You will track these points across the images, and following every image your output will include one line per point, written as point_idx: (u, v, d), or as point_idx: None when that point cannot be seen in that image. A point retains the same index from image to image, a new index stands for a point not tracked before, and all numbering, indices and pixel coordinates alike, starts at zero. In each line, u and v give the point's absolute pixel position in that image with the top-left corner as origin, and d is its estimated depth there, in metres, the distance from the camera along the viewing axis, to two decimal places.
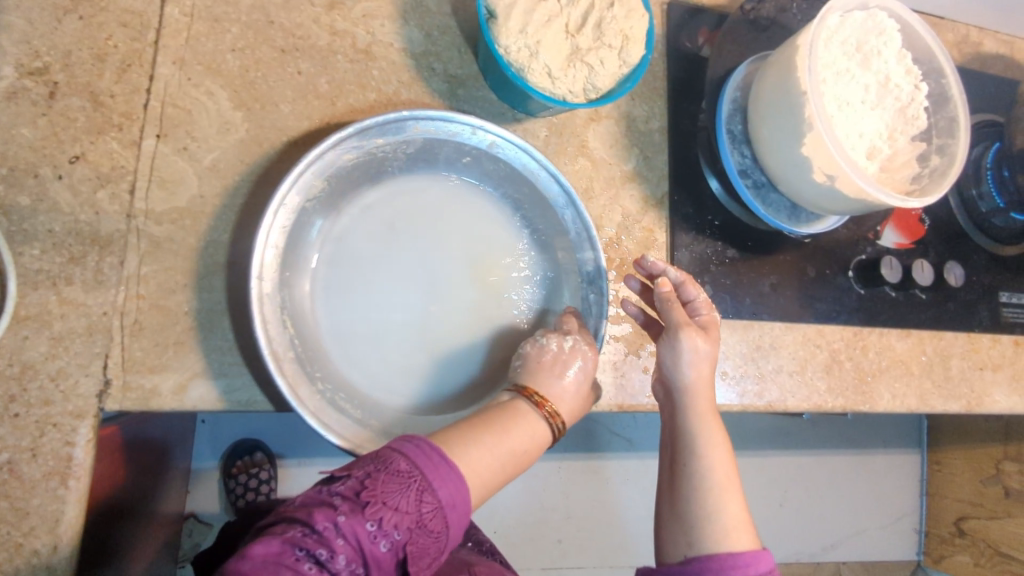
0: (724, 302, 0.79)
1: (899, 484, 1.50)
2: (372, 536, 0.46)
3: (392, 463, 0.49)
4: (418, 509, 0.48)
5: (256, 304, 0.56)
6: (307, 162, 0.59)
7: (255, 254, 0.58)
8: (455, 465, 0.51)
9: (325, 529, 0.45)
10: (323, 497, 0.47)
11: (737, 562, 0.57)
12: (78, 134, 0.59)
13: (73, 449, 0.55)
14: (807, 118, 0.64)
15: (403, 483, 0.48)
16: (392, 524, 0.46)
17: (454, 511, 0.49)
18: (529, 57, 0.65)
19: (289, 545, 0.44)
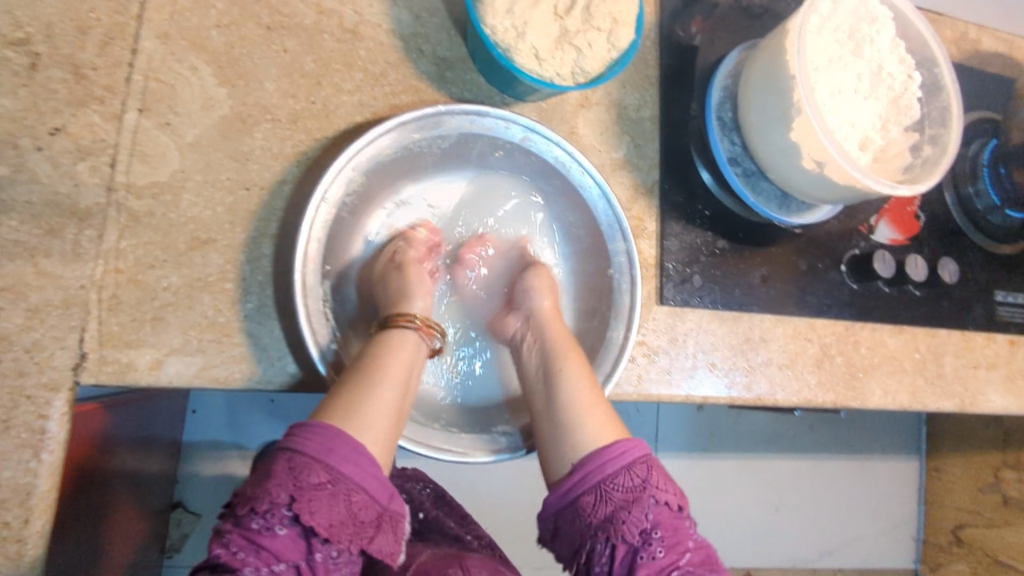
0: (712, 293, 0.78)
1: (896, 490, 1.49)
2: (264, 530, 0.47)
3: (258, 458, 0.50)
4: (293, 480, 0.48)
5: (298, 297, 0.56)
6: (348, 155, 0.59)
7: (299, 246, 0.57)
8: (322, 422, 0.51)
9: (219, 556, 0.47)
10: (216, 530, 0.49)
11: (614, 451, 0.57)
12: (59, 106, 0.58)
13: (46, 422, 0.54)
14: (796, 103, 0.63)
15: (267, 467, 0.49)
16: (272, 508, 0.47)
17: (333, 455, 0.50)
18: (516, 37, 0.64)
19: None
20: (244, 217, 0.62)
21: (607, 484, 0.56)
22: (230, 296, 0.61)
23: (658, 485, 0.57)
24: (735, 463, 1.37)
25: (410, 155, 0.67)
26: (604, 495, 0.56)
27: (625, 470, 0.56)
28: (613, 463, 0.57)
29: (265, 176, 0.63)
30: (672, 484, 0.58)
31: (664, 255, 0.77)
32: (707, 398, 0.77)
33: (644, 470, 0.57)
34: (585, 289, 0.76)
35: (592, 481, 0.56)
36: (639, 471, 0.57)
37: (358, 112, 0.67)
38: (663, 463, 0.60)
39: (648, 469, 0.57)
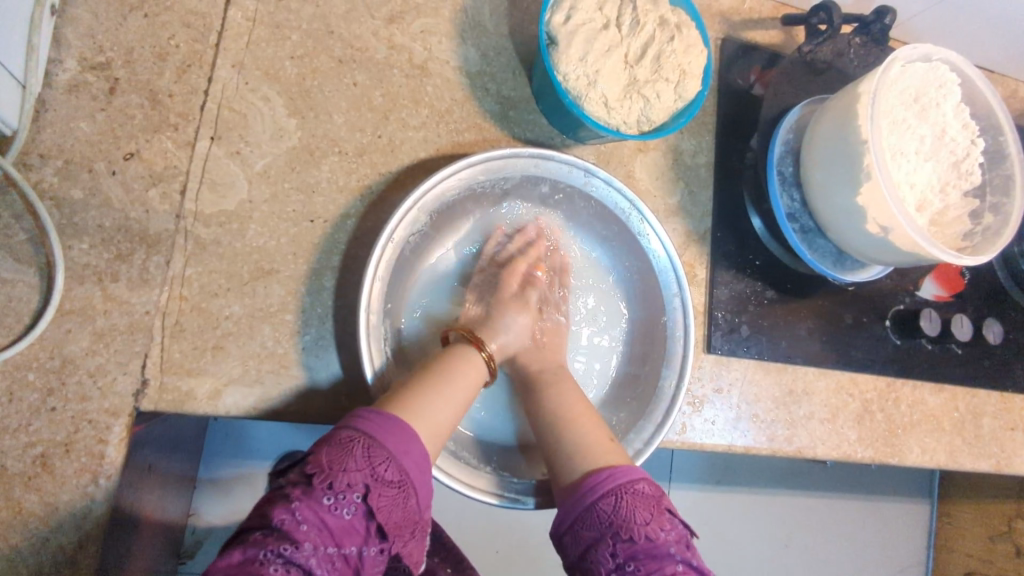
0: (760, 343, 0.78)
1: (909, 535, 1.44)
2: (331, 509, 0.49)
3: (335, 436, 0.51)
4: (372, 467, 0.50)
5: (364, 339, 0.56)
6: (415, 198, 0.60)
7: (365, 288, 0.57)
8: (397, 419, 0.52)
9: (284, 521, 0.48)
10: (280, 495, 0.50)
11: (582, 487, 0.58)
12: (135, 131, 0.59)
13: (105, 447, 0.54)
14: (865, 166, 0.64)
15: (348, 449, 0.50)
16: (348, 491, 0.49)
17: (407, 456, 0.51)
18: (587, 85, 0.64)
19: (253, 551, 0.47)
20: (307, 249, 0.62)
21: (579, 524, 0.58)
22: (289, 328, 0.61)
23: (629, 518, 0.57)
24: (747, 498, 1.32)
25: (472, 194, 0.68)
26: (578, 535, 0.58)
27: (591, 508, 0.57)
28: (592, 495, 0.58)
29: (329, 208, 0.63)
30: (651, 513, 0.58)
31: (714, 304, 0.76)
32: (749, 449, 0.76)
33: (611, 504, 0.57)
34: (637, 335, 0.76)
35: (565, 523, 0.58)
36: (607, 505, 0.57)
37: (423, 148, 0.67)
38: (646, 492, 0.59)
39: (616, 501, 0.57)
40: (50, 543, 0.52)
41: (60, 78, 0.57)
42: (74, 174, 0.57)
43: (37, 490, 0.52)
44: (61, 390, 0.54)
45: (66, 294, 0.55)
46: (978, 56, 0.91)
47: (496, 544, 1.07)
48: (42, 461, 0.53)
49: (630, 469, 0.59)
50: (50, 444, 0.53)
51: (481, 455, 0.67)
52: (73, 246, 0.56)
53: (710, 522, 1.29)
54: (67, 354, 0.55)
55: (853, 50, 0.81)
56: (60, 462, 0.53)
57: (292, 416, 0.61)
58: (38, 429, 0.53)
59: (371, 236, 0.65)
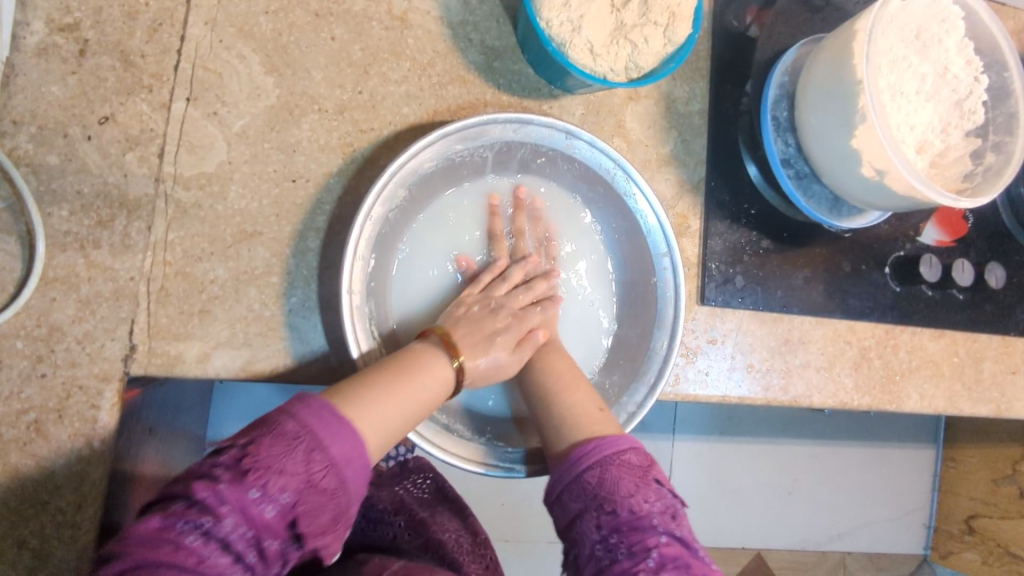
0: (755, 293, 0.77)
1: (912, 479, 1.44)
2: (258, 502, 0.46)
3: (277, 426, 0.48)
4: (308, 470, 0.47)
5: (347, 320, 0.57)
6: (393, 172, 0.59)
7: (346, 269, 0.57)
8: (348, 421, 0.50)
9: (207, 498, 0.44)
10: (207, 469, 0.46)
11: (571, 457, 0.58)
12: (108, 94, 0.57)
13: (98, 412, 0.55)
14: (860, 108, 0.62)
15: (288, 445, 0.47)
16: (279, 488, 0.46)
17: (350, 466, 0.49)
18: (571, 31, 0.62)
19: (170, 520, 0.44)
20: (290, 211, 0.61)
21: (566, 494, 0.57)
22: (275, 290, 0.61)
23: (614, 489, 0.56)
24: (749, 448, 1.33)
25: (452, 165, 0.66)
26: (565, 503, 0.57)
27: (578, 478, 0.57)
28: (578, 465, 0.57)
29: (311, 167, 0.62)
30: (636, 484, 0.56)
31: (707, 255, 0.75)
32: (743, 399, 0.76)
33: (597, 474, 0.56)
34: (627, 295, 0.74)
35: (554, 492, 0.58)
36: (591, 476, 0.56)
37: (405, 103, 0.66)
38: (634, 462, 0.57)
39: (602, 472, 0.56)
40: (49, 505, 0.54)
41: (27, 40, 0.56)
42: (48, 140, 0.56)
43: (33, 455, 0.54)
44: (50, 357, 0.55)
45: (48, 262, 0.55)
46: None
47: (502, 498, 1.10)
48: (36, 427, 0.54)
49: (617, 439, 0.58)
50: (42, 411, 0.54)
51: (475, 425, 0.68)
52: (53, 214, 0.55)
53: (712, 471, 1.30)
54: (55, 321, 0.55)
55: None
56: (54, 428, 0.54)
57: (282, 377, 0.61)
58: (29, 396, 0.54)
59: (355, 196, 0.64)
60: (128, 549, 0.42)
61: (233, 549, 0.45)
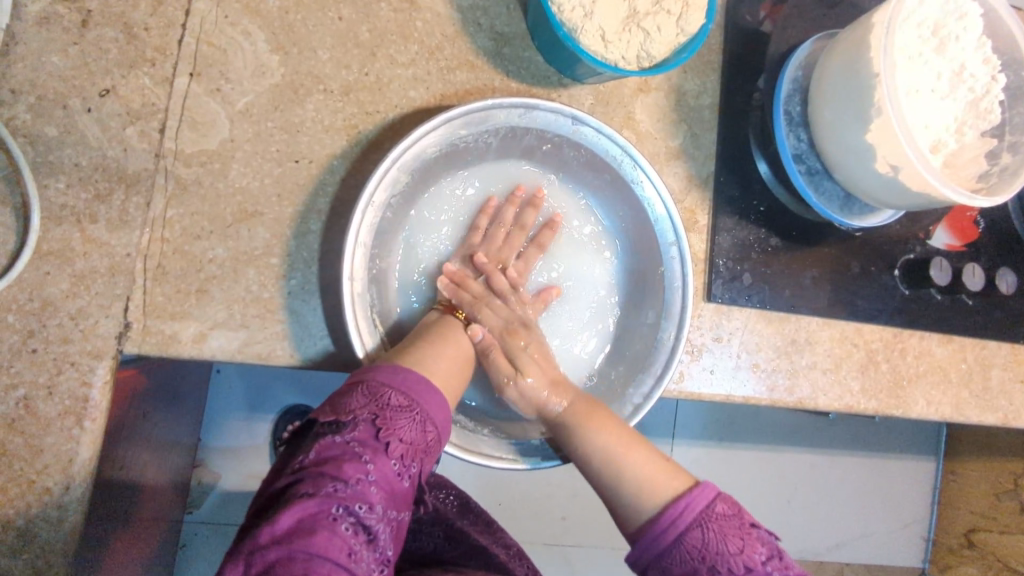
0: (763, 292, 0.75)
1: (912, 490, 1.42)
2: (397, 473, 0.53)
3: (390, 401, 0.53)
4: (425, 440, 0.55)
5: (347, 305, 0.55)
6: (396, 156, 0.57)
7: (347, 257, 0.55)
8: (434, 386, 0.56)
9: (359, 481, 0.51)
10: (344, 448, 0.52)
11: (662, 523, 0.57)
12: (110, 66, 0.56)
13: (89, 390, 0.54)
14: (876, 102, 0.61)
15: (407, 419, 0.54)
16: (408, 458, 0.54)
17: (446, 432, 0.57)
18: (583, 17, 0.61)
19: (326, 504, 0.50)
20: (292, 191, 0.60)
21: (665, 559, 0.56)
22: (274, 271, 0.59)
23: (717, 546, 0.55)
24: (749, 453, 1.31)
25: (455, 149, 0.65)
26: (665, 568, 0.56)
27: (677, 544, 0.56)
28: (674, 529, 0.56)
29: (315, 148, 0.61)
30: (738, 536, 0.56)
31: (715, 251, 0.74)
32: (748, 399, 0.75)
33: (698, 535, 0.56)
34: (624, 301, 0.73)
35: (647, 559, 0.57)
36: (693, 537, 0.56)
37: (412, 87, 0.65)
38: (726, 512, 0.57)
39: (702, 533, 0.56)
40: (36, 484, 0.53)
41: (28, 9, 0.55)
42: (47, 111, 0.55)
43: (21, 432, 0.52)
44: (42, 332, 0.53)
45: (43, 234, 0.54)
46: None
47: (500, 497, 1.13)
48: (25, 403, 0.53)
49: (706, 493, 0.57)
50: (32, 387, 0.53)
51: (478, 418, 0.67)
52: (49, 186, 0.54)
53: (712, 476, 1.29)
54: (47, 296, 0.54)
55: None
56: (44, 405, 0.53)
57: (279, 361, 0.59)
58: (20, 371, 0.53)
59: (359, 179, 0.62)
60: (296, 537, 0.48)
61: (378, 523, 0.52)
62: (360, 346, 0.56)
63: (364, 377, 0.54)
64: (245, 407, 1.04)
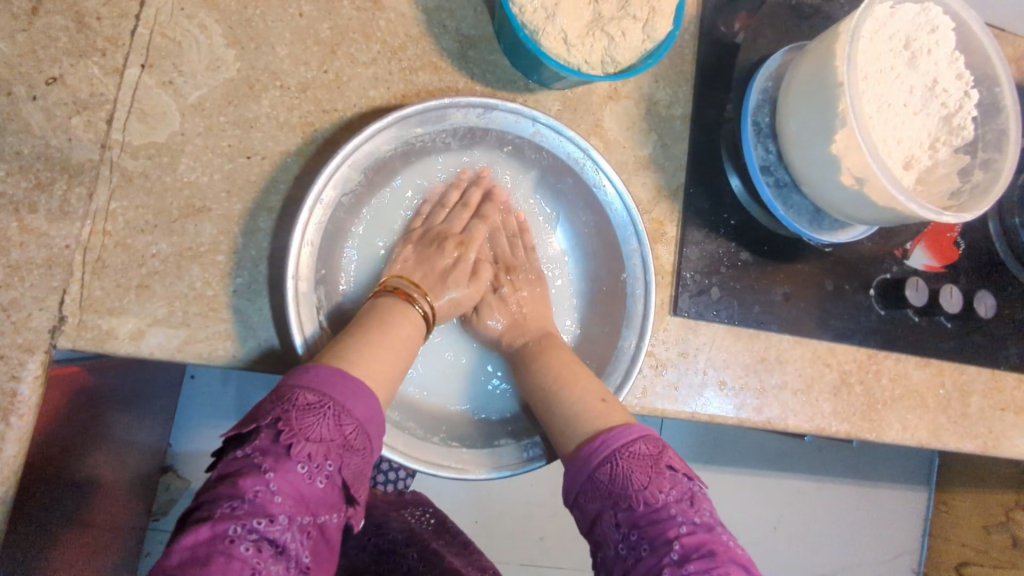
0: (731, 307, 0.73)
1: (901, 522, 1.38)
2: (307, 477, 0.47)
3: (295, 400, 0.48)
4: (342, 435, 0.49)
5: (291, 304, 0.54)
6: (345, 153, 0.56)
7: (291, 252, 0.54)
8: (356, 377, 0.51)
9: (258, 493, 0.46)
10: (244, 462, 0.47)
11: (582, 455, 0.56)
12: (58, 55, 0.55)
13: (18, 385, 0.52)
14: (841, 111, 0.60)
15: (316, 415, 0.48)
16: (321, 458, 0.48)
17: (372, 424, 0.51)
18: (545, 19, 0.60)
19: (222, 525, 0.44)
20: (242, 187, 0.59)
21: (582, 497, 0.55)
22: (219, 268, 0.58)
23: (626, 485, 0.53)
24: (731, 477, 1.28)
25: (414, 148, 0.64)
26: (584, 507, 0.55)
27: (591, 479, 0.55)
28: (585, 466, 0.55)
29: (268, 145, 0.60)
30: (649, 475, 0.54)
31: (682, 264, 0.72)
32: (714, 418, 0.73)
33: (608, 471, 0.54)
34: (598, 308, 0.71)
35: (571, 495, 0.56)
36: (603, 474, 0.54)
37: (372, 86, 0.63)
38: (644, 452, 0.55)
39: (612, 469, 0.54)
40: None
41: None
42: None
43: None
44: None
45: None
46: (988, 11, 0.83)
47: (476, 514, 1.11)
48: None
49: (622, 433, 0.55)
50: None
51: (429, 425, 0.63)
52: None
53: None
54: None
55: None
56: None
57: (220, 361, 0.58)
58: None
59: (313, 177, 0.61)
60: (185, 565, 0.43)
61: (294, 537, 0.46)
62: (298, 336, 0.54)
63: (276, 385, 0.50)
64: (216, 414, 1.02)
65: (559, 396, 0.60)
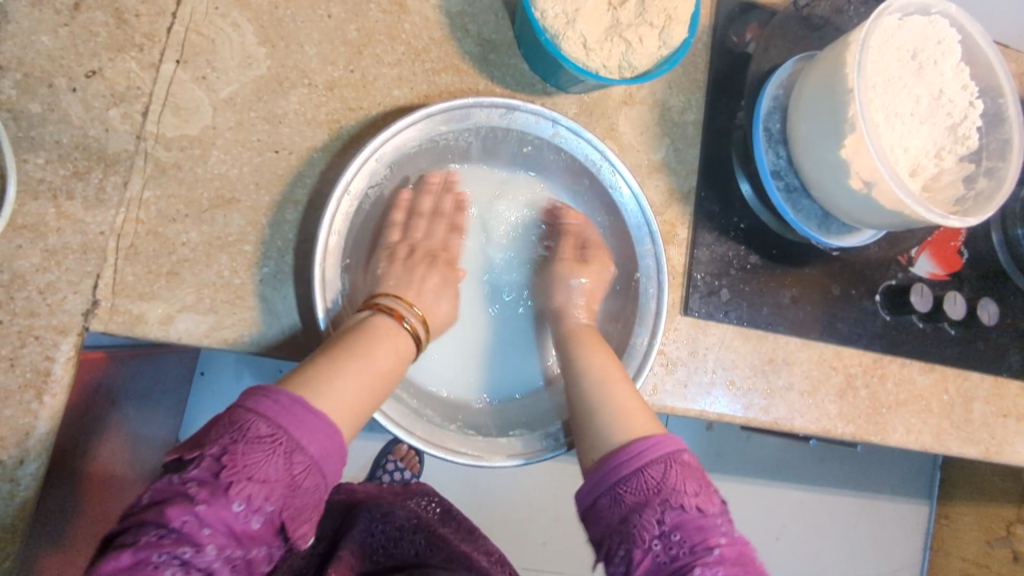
0: (740, 308, 0.75)
1: (902, 533, 1.39)
2: (241, 516, 0.45)
3: (248, 430, 0.46)
4: (289, 475, 0.46)
5: (317, 291, 0.55)
6: (374, 147, 0.58)
7: (320, 237, 0.56)
8: (316, 410, 0.48)
9: (186, 524, 0.43)
10: (177, 488, 0.45)
11: (627, 452, 0.53)
12: (98, 49, 0.57)
13: (51, 364, 0.54)
14: (850, 117, 0.62)
15: (266, 451, 0.45)
16: (260, 498, 0.45)
17: (329, 462, 0.48)
18: (566, 24, 0.62)
19: (145, 553, 0.42)
20: (270, 181, 0.61)
21: (619, 489, 0.52)
22: (247, 258, 0.60)
23: (678, 486, 0.52)
24: (735, 484, 1.29)
25: (437, 146, 0.66)
26: (617, 498, 0.52)
27: (639, 473, 0.52)
28: (637, 458, 0.53)
29: (297, 141, 0.62)
30: (698, 483, 0.54)
31: (693, 264, 0.74)
32: (723, 417, 0.74)
33: (661, 470, 0.53)
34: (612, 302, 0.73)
35: (603, 486, 0.53)
36: (656, 471, 0.52)
37: (397, 86, 0.66)
38: (690, 460, 0.55)
39: (666, 468, 0.53)
40: None
41: None
42: (33, 88, 0.55)
43: None
44: (9, 304, 0.53)
45: (18, 208, 0.54)
46: (991, 27, 0.85)
47: (480, 515, 1.11)
48: None
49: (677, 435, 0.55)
50: None
51: (445, 413, 0.64)
52: (28, 160, 0.55)
53: None
54: (17, 268, 0.54)
55: (852, 8, 0.78)
56: (4, 377, 0.53)
57: (245, 348, 0.59)
58: None
59: (338, 172, 0.63)
60: None
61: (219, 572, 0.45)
62: (323, 320, 0.55)
63: (231, 408, 0.47)
64: (225, 410, 1.03)
65: (589, 403, 0.58)
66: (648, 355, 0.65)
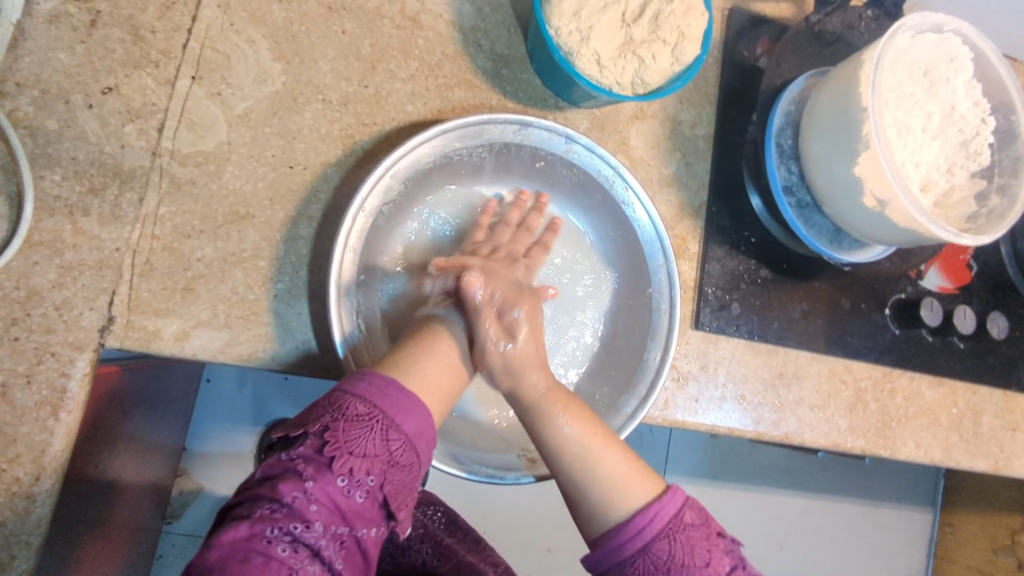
0: (751, 323, 0.75)
1: (907, 542, 1.39)
2: (345, 491, 0.50)
3: (347, 409, 0.51)
4: (387, 451, 0.51)
5: (333, 308, 0.55)
6: (388, 164, 0.58)
7: (336, 255, 0.56)
8: (406, 391, 0.53)
9: (296, 499, 0.48)
10: (288, 465, 0.50)
11: (631, 532, 0.55)
12: (114, 66, 0.58)
13: (67, 381, 0.54)
14: (864, 135, 0.62)
15: (366, 427, 0.50)
16: (363, 472, 0.50)
17: (422, 440, 0.52)
18: (580, 41, 0.62)
19: (259, 526, 0.47)
20: (284, 196, 0.61)
21: (629, 564, 0.54)
22: (261, 274, 0.60)
23: (684, 559, 0.54)
24: (740, 494, 1.29)
25: (451, 162, 0.66)
26: (628, 575, 0.54)
27: (648, 550, 0.54)
28: (642, 534, 0.54)
29: (310, 156, 0.62)
30: (704, 542, 0.56)
31: (704, 279, 0.74)
32: (734, 431, 0.74)
33: (668, 544, 0.54)
34: (624, 317, 0.73)
35: (612, 563, 0.55)
36: (662, 546, 0.54)
37: (410, 101, 0.66)
38: (693, 519, 0.57)
39: (673, 541, 0.55)
40: (6, 474, 0.52)
41: (40, 7, 0.56)
42: (50, 105, 0.56)
43: None
44: (26, 321, 0.54)
45: (35, 225, 0.54)
46: (1000, 40, 0.86)
47: (486, 525, 1.11)
48: (2, 391, 0.52)
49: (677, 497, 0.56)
50: (11, 374, 0.53)
51: (456, 430, 0.65)
52: (45, 177, 0.55)
53: None
54: (34, 285, 0.54)
55: (863, 23, 0.78)
56: (21, 393, 0.53)
57: (259, 364, 0.59)
58: None
59: (352, 187, 0.63)
60: (224, 554, 0.46)
61: (323, 548, 0.49)
62: (339, 336, 0.55)
63: (328, 394, 0.53)
64: (232, 420, 1.04)
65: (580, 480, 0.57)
66: (661, 371, 0.65)
